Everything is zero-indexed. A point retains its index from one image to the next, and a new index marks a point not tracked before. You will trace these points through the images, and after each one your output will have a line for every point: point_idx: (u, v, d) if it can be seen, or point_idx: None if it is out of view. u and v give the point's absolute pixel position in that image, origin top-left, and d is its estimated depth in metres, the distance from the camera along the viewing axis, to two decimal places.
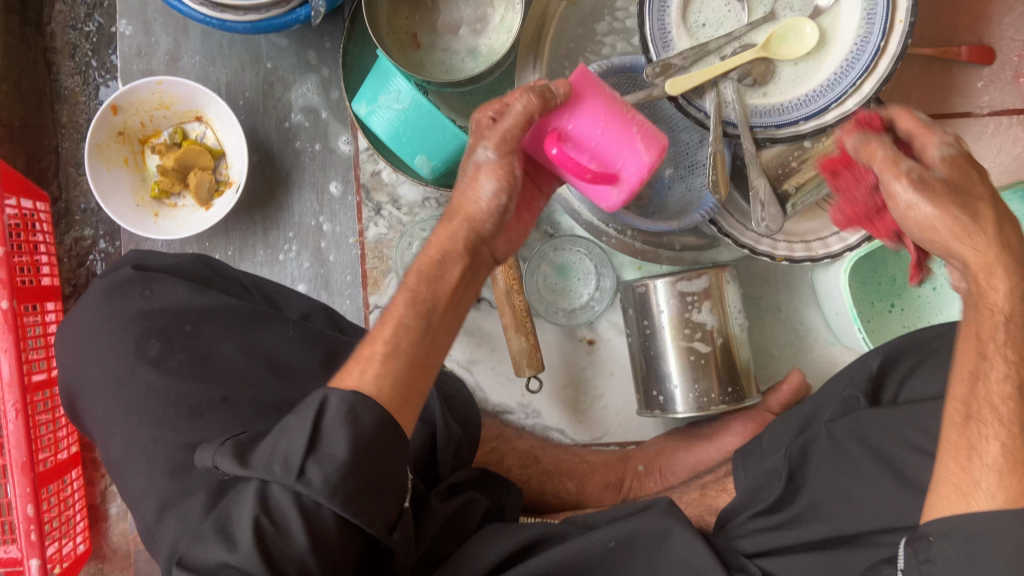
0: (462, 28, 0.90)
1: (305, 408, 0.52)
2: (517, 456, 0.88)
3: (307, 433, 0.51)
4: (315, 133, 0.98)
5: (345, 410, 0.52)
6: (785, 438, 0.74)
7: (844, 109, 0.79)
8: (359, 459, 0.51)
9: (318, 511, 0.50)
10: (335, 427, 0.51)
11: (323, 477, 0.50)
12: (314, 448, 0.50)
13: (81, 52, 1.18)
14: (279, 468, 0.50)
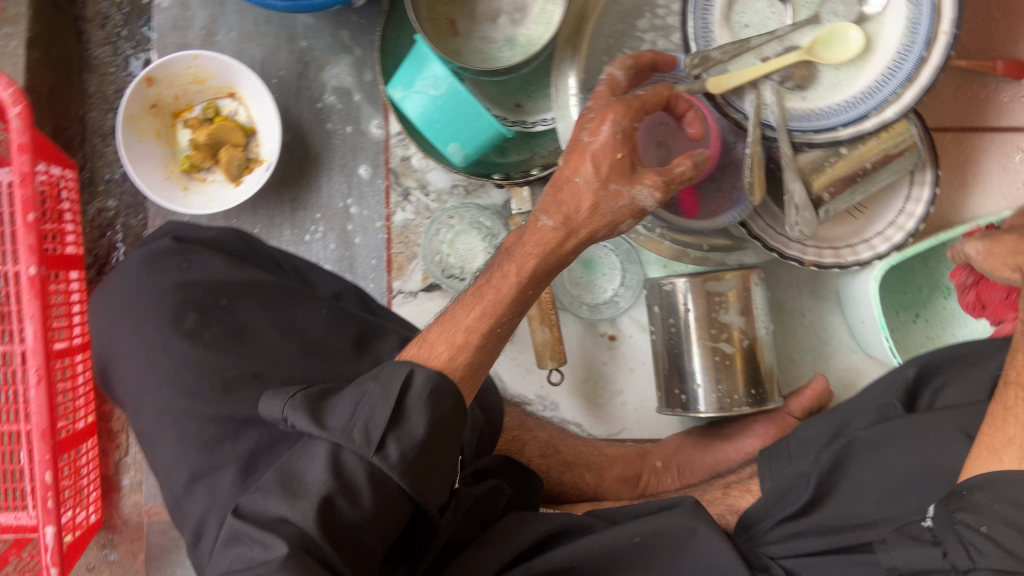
0: (501, 18, 0.90)
1: (391, 380, 0.56)
2: (538, 445, 0.88)
3: (392, 408, 0.55)
4: (347, 116, 0.98)
5: (427, 391, 0.56)
6: (815, 446, 0.75)
7: (883, 117, 0.78)
8: (431, 439, 0.55)
9: (381, 485, 0.54)
10: (416, 405, 0.55)
11: (400, 451, 0.54)
12: (395, 424, 0.54)
13: (112, 22, 1.19)
14: (358, 436, 0.54)
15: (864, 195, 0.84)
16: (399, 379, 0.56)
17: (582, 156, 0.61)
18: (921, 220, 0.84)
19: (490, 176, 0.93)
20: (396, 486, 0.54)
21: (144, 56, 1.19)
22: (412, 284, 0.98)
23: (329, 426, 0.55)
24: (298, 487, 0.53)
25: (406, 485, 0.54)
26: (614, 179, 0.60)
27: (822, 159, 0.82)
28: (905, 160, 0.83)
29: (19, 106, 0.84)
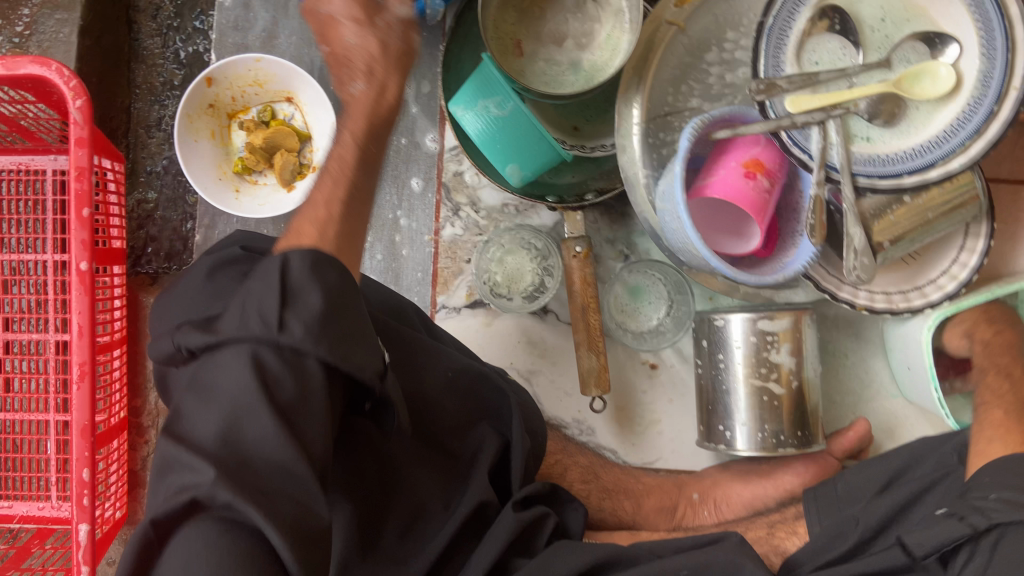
0: (567, 42, 0.90)
1: (267, 269, 0.53)
2: (579, 471, 0.89)
3: (279, 291, 0.51)
4: (403, 128, 0.98)
5: (307, 266, 0.53)
6: (868, 492, 0.80)
7: (949, 168, 0.76)
8: (330, 308, 0.52)
9: (298, 366, 0.51)
10: (301, 280, 0.53)
11: (302, 325, 0.51)
12: (288, 302, 0.51)
13: (165, 14, 1.17)
14: (255, 323, 0.51)
15: (920, 244, 0.85)
16: (274, 270, 0.53)
17: (337, 27, 0.71)
18: (975, 272, 0.84)
19: (544, 199, 0.92)
20: (315, 362, 0.51)
21: (193, 49, 1.17)
22: (456, 299, 0.98)
23: (220, 332, 0.52)
24: (214, 396, 0.50)
25: (322, 355, 0.51)
26: (377, 18, 0.71)
27: (885, 204, 0.82)
28: (966, 212, 0.83)
29: (81, 100, 0.85)
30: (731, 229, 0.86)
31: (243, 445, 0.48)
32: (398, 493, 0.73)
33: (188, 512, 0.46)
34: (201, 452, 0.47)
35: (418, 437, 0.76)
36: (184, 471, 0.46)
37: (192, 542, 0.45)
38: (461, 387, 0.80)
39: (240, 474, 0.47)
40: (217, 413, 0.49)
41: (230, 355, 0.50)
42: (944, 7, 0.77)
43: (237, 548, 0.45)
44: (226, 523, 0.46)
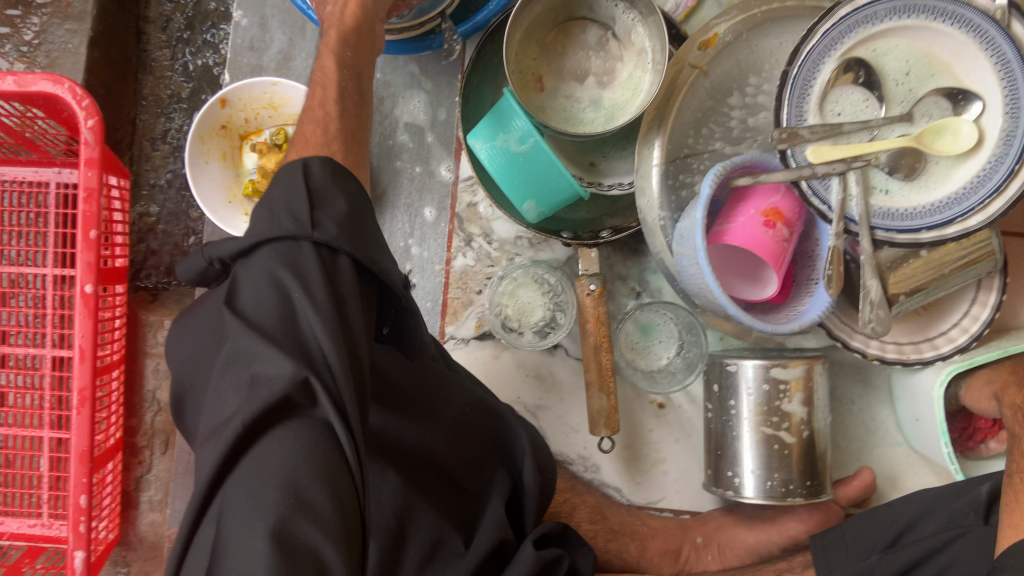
0: (589, 79, 0.90)
1: (291, 172, 0.55)
2: (587, 511, 0.90)
3: (305, 193, 0.54)
4: (418, 155, 0.98)
5: (327, 173, 0.57)
6: (877, 550, 0.81)
7: (967, 225, 0.75)
8: (354, 212, 0.56)
9: (334, 265, 0.53)
10: (325, 187, 0.55)
11: (334, 224, 0.53)
12: (315, 204, 0.54)
13: (175, 25, 1.15)
14: (288, 222, 0.52)
15: (934, 297, 0.85)
16: (297, 173, 0.55)
17: None
18: (987, 325, 0.84)
19: (559, 234, 0.91)
20: (347, 259, 0.54)
21: (202, 63, 1.15)
22: (465, 330, 0.97)
23: (250, 234, 0.54)
24: (264, 293, 0.51)
25: (354, 253, 0.53)
26: None
27: (901, 257, 0.83)
28: (980, 268, 0.83)
29: (93, 120, 0.85)
30: (746, 272, 0.86)
31: (304, 337, 0.49)
32: (418, 520, 0.69)
33: (270, 415, 0.47)
34: (267, 343, 0.48)
35: (436, 476, 0.73)
36: (263, 365, 0.48)
37: (272, 442, 0.46)
38: (475, 427, 0.77)
39: (315, 365, 0.48)
40: (273, 300, 0.50)
41: (267, 253, 0.52)
42: (969, 63, 0.74)
43: (315, 441, 0.47)
44: (302, 423, 0.47)
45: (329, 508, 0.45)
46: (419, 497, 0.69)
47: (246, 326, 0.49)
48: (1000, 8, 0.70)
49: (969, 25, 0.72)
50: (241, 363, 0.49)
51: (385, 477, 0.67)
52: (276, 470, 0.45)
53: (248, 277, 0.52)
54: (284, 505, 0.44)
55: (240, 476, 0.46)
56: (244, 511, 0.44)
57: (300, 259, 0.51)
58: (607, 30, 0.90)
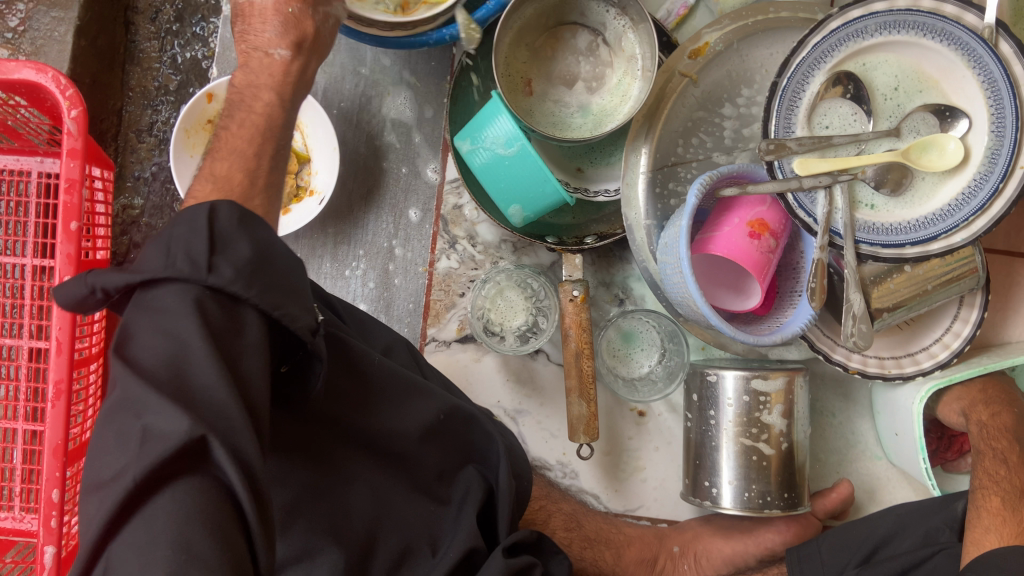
0: (578, 84, 0.90)
1: (192, 213, 0.49)
2: (562, 518, 0.87)
3: (207, 236, 0.49)
4: (404, 156, 0.97)
5: (236, 217, 0.51)
6: (849, 564, 0.84)
7: (952, 242, 0.76)
8: (261, 254, 0.51)
9: (236, 316, 0.49)
10: (230, 232, 0.50)
11: (233, 268, 0.49)
12: (217, 248, 0.49)
13: (163, 17, 1.15)
14: (184, 263, 0.48)
15: (916, 312, 0.85)
16: (200, 213, 0.50)
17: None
18: (968, 342, 0.85)
19: (543, 238, 0.91)
20: (252, 311, 0.50)
21: (190, 55, 1.14)
22: (447, 333, 0.96)
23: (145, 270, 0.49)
24: (161, 342, 0.47)
25: (256, 301, 0.50)
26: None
27: (885, 271, 0.82)
28: (963, 284, 0.83)
29: (76, 110, 0.84)
30: (731, 283, 0.86)
31: (197, 393, 0.46)
32: (384, 530, 0.70)
33: (169, 470, 0.44)
34: (161, 394, 0.45)
35: (406, 483, 0.74)
36: (158, 420, 0.44)
37: (160, 502, 0.44)
38: (449, 432, 0.76)
39: (210, 420, 0.45)
40: (170, 343, 0.47)
41: (166, 297, 0.48)
42: (957, 81, 0.74)
43: (212, 498, 0.44)
44: (197, 479, 0.45)
45: (218, 561, 0.43)
46: (383, 507, 0.71)
47: (140, 378, 0.45)
48: (988, 27, 0.70)
49: (958, 42, 0.72)
50: (129, 412, 0.45)
51: (346, 491, 0.69)
52: (163, 532, 0.42)
53: (140, 322, 0.48)
54: (172, 564, 0.42)
55: (127, 535, 0.44)
56: (130, 567, 0.42)
57: (195, 305, 0.47)
58: (598, 35, 0.90)
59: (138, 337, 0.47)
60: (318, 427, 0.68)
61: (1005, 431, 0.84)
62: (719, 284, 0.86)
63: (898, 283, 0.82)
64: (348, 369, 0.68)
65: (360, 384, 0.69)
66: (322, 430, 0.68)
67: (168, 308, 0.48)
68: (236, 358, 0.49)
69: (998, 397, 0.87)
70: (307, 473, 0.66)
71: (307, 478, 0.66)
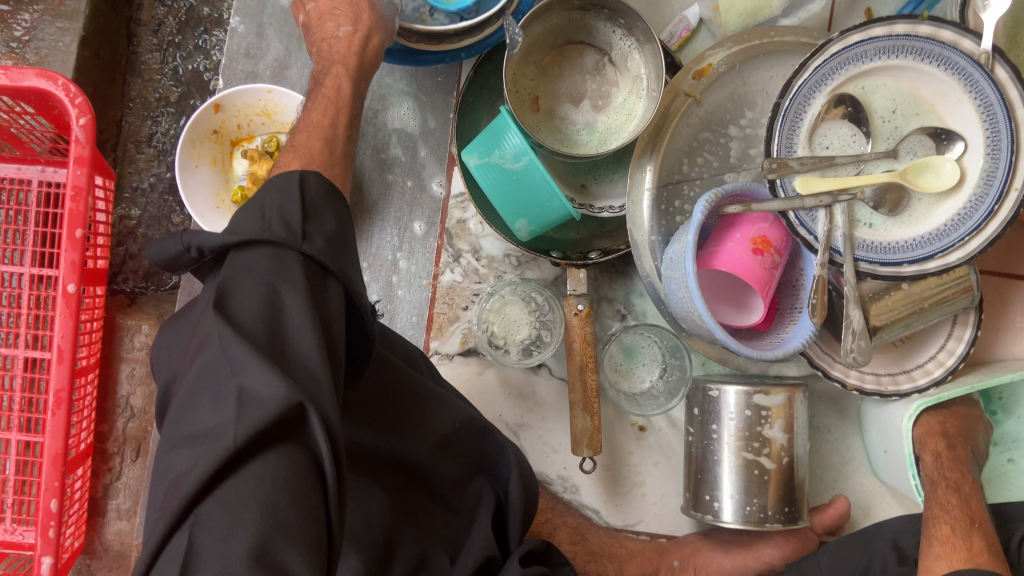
0: (584, 102, 0.92)
1: (289, 179, 0.56)
2: (567, 531, 0.87)
3: (300, 205, 0.54)
4: (410, 170, 0.98)
5: (322, 189, 0.58)
6: None
7: (947, 261, 0.77)
8: (341, 230, 0.57)
9: (323, 285, 0.52)
10: (316, 203, 0.56)
11: (324, 239, 0.54)
12: (308, 219, 0.54)
13: (166, 29, 1.15)
14: (279, 227, 0.52)
15: (913, 330, 0.87)
16: (296, 181, 0.56)
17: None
18: (962, 359, 0.87)
19: (548, 253, 0.92)
20: (335, 283, 0.53)
21: (192, 67, 1.15)
22: (449, 346, 0.97)
23: (242, 232, 0.53)
24: (259, 313, 0.48)
25: (339, 273, 0.53)
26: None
27: (882, 289, 0.84)
28: (957, 303, 0.85)
29: (85, 118, 0.84)
30: (733, 300, 0.87)
31: (293, 357, 0.48)
32: (402, 535, 0.70)
33: (269, 434, 0.45)
34: (260, 355, 0.46)
35: (423, 491, 0.76)
36: (255, 382, 0.45)
37: (255, 466, 0.44)
38: (463, 445, 0.78)
39: (312, 389, 0.47)
40: (268, 305, 0.49)
41: (267, 256, 0.51)
42: (953, 105, 0.77)
43: (301, 466, 0.45)
44: (293, 447, 0.46)
45: (302, 529, 0.43)
46: (403, 515, 0.71)
47: (238, 334, 0.47)
48: (984, 53, 0.72)
49: (954, 67, 0.75)
50: (228, 372, 0.46)
51: (370, 498, 0.69)
52: (254, 494, 0.43)
53: (240, 283, 0.50)
54: (261, 527, 0.42)
55: (219, 495, 0.43)
56: (219, 527, 0.42)
57: (286, 266, 0.51)
58: (604, 55, 0.91)
59: (234, 299, 0.49)
60: (350, 433, 0.70)
61: (957, 462, 0.86)
62: (728, 303, 0.87)
63: (899, 299, 0.84)
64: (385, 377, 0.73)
65: (388, 393, 0.73)
66: (352, 431, 0.70)
67: (266, 267, 0.51)
68: (328, 324, 0.51)
69: (959, 429, 0.89)
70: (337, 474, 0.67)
71: None
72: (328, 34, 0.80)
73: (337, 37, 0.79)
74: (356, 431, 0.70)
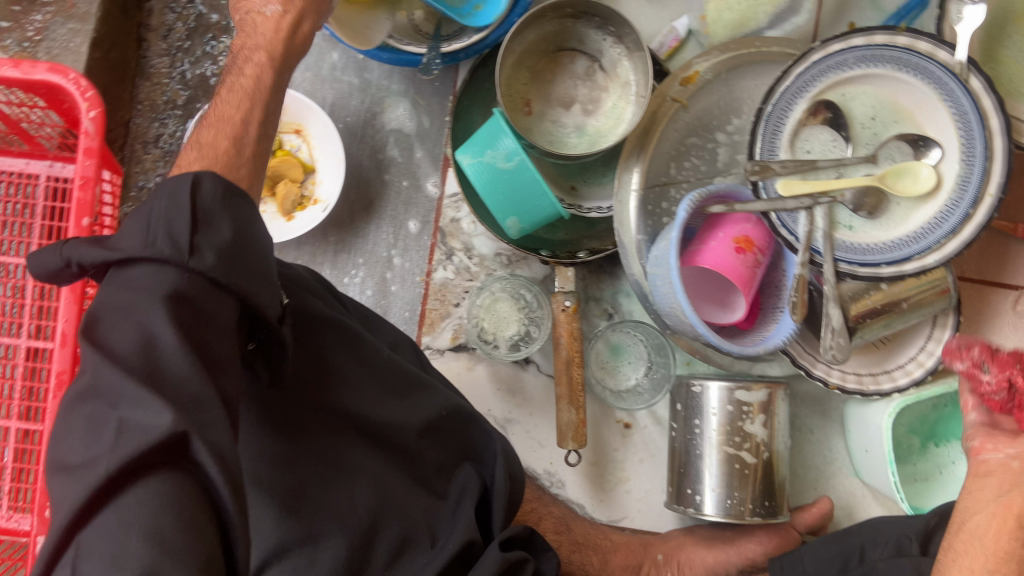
0: (575, 106, 0.95)
1: (180, 184, 0.52)
2: (552, 521, 0.89)
3: (190, 215, 0.51)
4: (406, 170, 1.01)
5: (219, 194, 0.54)
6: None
7: (925, 263, 0.77)
8: (239, 239, 0.53)
9: (217, 301, 0.51)
10: (211, 209, 0.53)
11: (214, 252, 0.51)
12: (198, 228, 0.51)
13: (175, 35, 1.19)
14: (164, 243, 0.49)
15: (893, 329, 0.89)
16: (185, 186, 0.52)
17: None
18: (942, 359, 0.89)
19: (537, 252, 0.94)
20: (230, 297, 0.52)
21: (199, 72, 1.18)
22: (441, 341, 0.99)
23: (122, 249, 0.51)
24: (136, 334, 0.47)
25: (236, 288, 0.52)
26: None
27: (863, 290, 0.86)
28: (936, 305, 0.88)
29: (95, 111, 0.87)
30: (716, 298, 0.89)
31: (172, 381, 0.46)
32: (387, 520, 0.73)
33: (149, 460, 0.44)
34: (137, 383, 0.45)
35: (409, 475, 0.78)
36: (136, 412, 0.44)
37: (134, 493, 0.44)
38: (448, 431, 0.82)
39: (192, 413, 0.46)
40: (142, 332, 0.47)
41: (146, 273, 0.49)
42: (931, 113, 0.80)
43: (187, 491, 0.45)
44: (176, 472, 0.45)
45: (191, 553, 0.43)
46: (390, 497, 0.74)
47: (112, 364, 0.46)
48: (960, 64, 0.76)
49: (931, 76, 0.78)
50: (104, 403, 0.45)
51: (345, 479, 0.71)
52: (137, 523, 0.42)
53: (116, 300, 0.49)
54: (148, 555, 0.41)
55: (99, 524, 0.43)
56: (100, 560, 0.42)
57: (167, 286, 0.49)
58: (594, 61, 0.95)
59: (115, 314, 0.48)
60: (326, 415, 0.72)
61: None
62: (708, 305, 0.89)
63: (878, 299, 0.86)
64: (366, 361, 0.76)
65: (378, 380, 0.76)
66: (332, 419, 0.72)
67: (145, 285, 0.49)
68: (210, 344, 0.50)
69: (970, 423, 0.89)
70: (313, 461, 0.70)
71: (315, 465, 0.70)
72: (254, 8, 0.70)
73: (263, 16, 0.70)
74: (341, 415, 0.73)
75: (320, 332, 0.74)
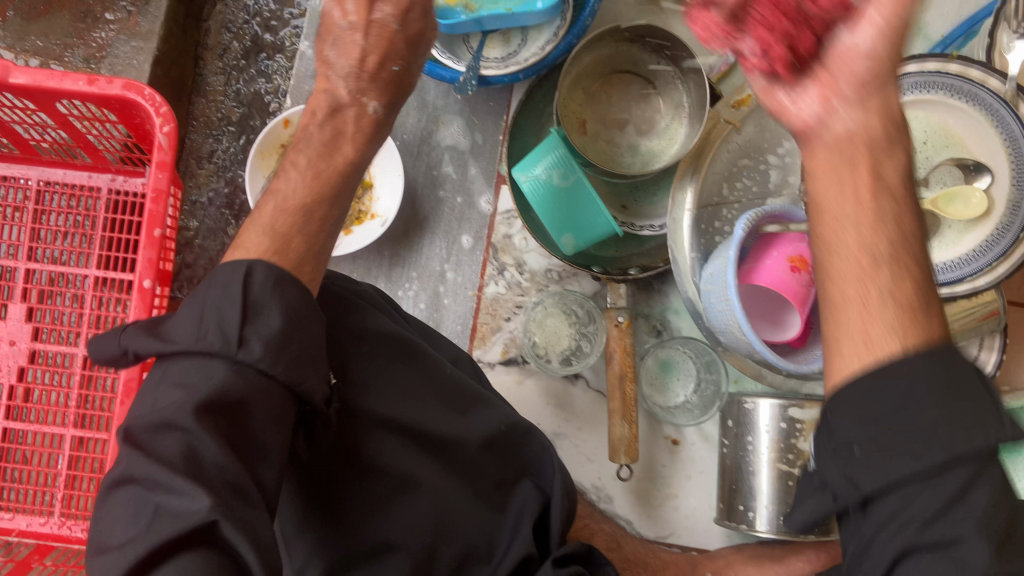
0: (629, 127, 0.98)
1: (233, 275, 0.57)
2: (604, 537, 0.90)
3: (241, 305, 0.55)
4: (460, 187, 1.03)
5: (271, 281, 0.58)
6: None
7: (976, 285, 0.78)
8: (289, 323, 0.57)
9: (264, 390, 0.55)
10: (263, 296, 0.57)
11: (262, 344, 0.54)
12: (248, 320, 0.55)
13: (231, 54, 1.22)
14: (215, 337, 0.54)
15: None
16: (238, 278, 0.57)
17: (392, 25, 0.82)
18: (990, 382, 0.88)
19: (589, 268, 0.96)
20: (278, 385, 0.56)
21: (253, 89, 1.21)
22: (491, 355, 1.01)
23: (179, 340, 0.55)
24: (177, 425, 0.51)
25: (282, 377, 0.55)
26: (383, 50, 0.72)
27: None
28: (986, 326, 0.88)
29: (169, 125, 0.90)
30: (769, 318, 0.91)
31: (210, 467, 0.51)
32: (447, 537, 0.74)
33: (182, 540, 0.48)
34: (180, 475, 0.49)
35: (473, 489, 0.78)
36: (172, 499, 0.49)
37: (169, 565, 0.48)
38: (508, 447, 0.82)
39: (226, 502, 0.50)
40: (187, 428, 0.51)
41: (194, 367, 0.54)
42: (981, 137, 0.81)
43: (215, 566, 0.48)
44: (205, 550, 0.49)
45: None
46: (451, 513, 0.75)
47: (153, 456, 0.50)
48: (1009, 90, 0.78)
49: (981, 102, 0.80)
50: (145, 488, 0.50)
51: (402, 497, 0.72)
52: None
53: (166, 393, 0.53)
54: None
55: None
56: None
57: (216, 380, 0.53)
58: (649, 84, 0.98)
59: (167, 397, 0.53)
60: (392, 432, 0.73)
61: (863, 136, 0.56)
62: (760, 327, 0.91)
63: None
64: (426, 380, 0.77)
65: (440, 396, 0.78)
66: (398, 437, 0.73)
67: (196, 374, 0.53)
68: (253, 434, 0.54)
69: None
70: (381, 478, 0.72)
71: (382, 481, 0.72)
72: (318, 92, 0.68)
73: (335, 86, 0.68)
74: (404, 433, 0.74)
75: (377, 355, 0.75)
